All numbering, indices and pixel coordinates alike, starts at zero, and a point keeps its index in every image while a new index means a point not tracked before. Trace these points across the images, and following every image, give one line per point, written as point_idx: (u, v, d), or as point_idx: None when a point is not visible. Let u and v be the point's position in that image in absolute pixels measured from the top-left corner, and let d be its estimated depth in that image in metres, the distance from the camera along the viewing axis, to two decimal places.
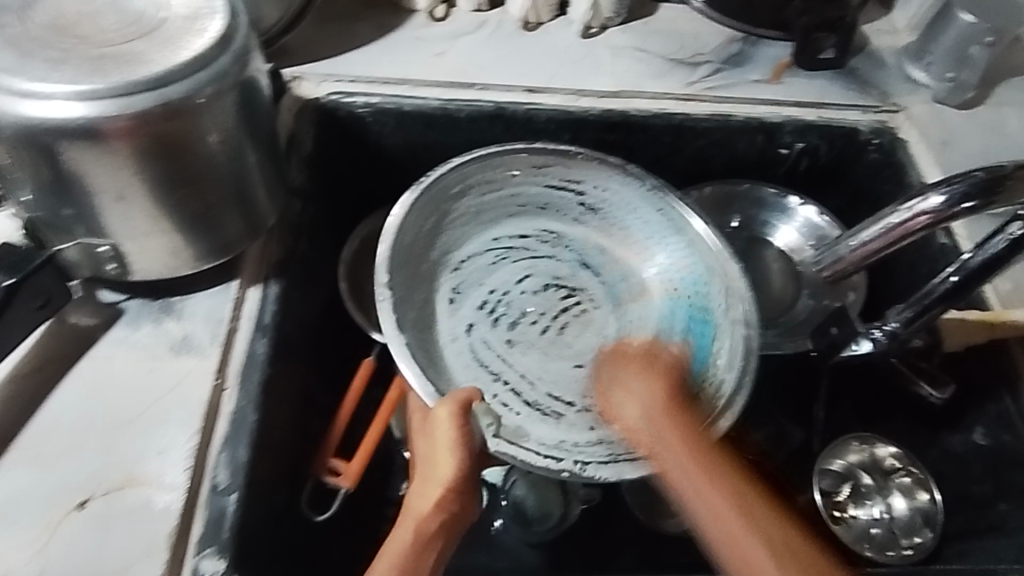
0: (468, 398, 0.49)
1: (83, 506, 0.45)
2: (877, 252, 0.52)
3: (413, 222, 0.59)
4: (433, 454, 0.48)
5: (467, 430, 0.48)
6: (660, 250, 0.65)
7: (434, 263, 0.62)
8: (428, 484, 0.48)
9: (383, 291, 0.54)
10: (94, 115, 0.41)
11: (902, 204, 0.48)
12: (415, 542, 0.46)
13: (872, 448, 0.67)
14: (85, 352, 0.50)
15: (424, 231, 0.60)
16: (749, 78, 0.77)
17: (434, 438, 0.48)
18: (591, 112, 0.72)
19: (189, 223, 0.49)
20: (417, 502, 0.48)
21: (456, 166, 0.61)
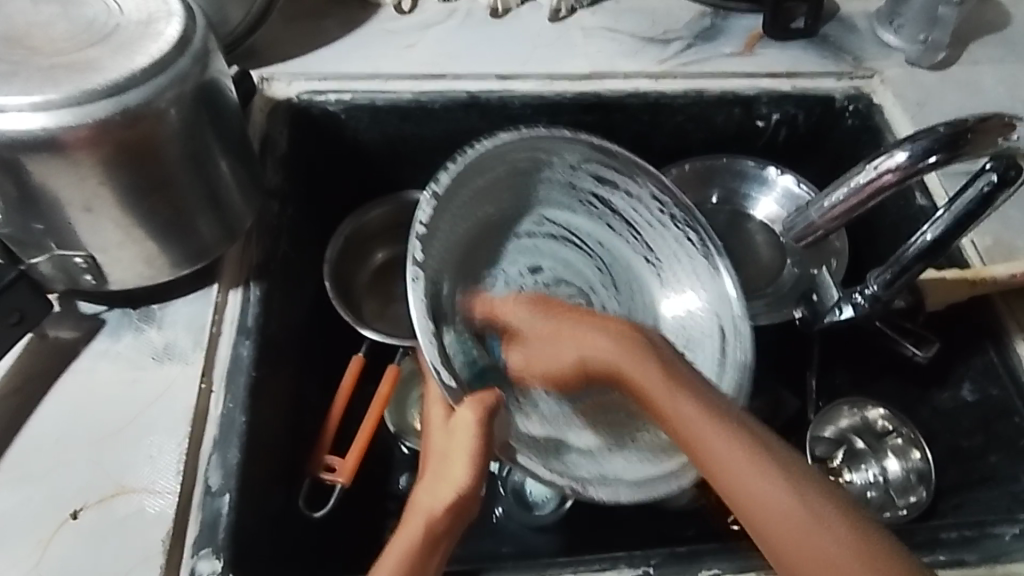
0: (491, 402, 0.49)
1: (75, 517, 0.45)
2: (845, 214, 0.50)
3: (450, 199, 0.54)
4: (453, 450, 0.48)
5: (486, 432, 0.48)
6: (685, 269, 0.63)
7: (472, 234, 0.58)
8: (442, 483, 0.48)
9: (415, 271, 0.50)
10: (54, 125, 0.41)
11: (869, 164, 0.48)
12: (426, 539, 0.46)
13: (863, 412, 0.68)
14: (68, 366, 0.50)
15: (464, 204, 0.56)
16: (722, 52, 0.76)
17: (454, 434, 0.48)
18: (565, 95, 0.71)
19: (162, 229, 0.49)
20: (432, 499, 0.48)
21: (523, 140, 0.57)
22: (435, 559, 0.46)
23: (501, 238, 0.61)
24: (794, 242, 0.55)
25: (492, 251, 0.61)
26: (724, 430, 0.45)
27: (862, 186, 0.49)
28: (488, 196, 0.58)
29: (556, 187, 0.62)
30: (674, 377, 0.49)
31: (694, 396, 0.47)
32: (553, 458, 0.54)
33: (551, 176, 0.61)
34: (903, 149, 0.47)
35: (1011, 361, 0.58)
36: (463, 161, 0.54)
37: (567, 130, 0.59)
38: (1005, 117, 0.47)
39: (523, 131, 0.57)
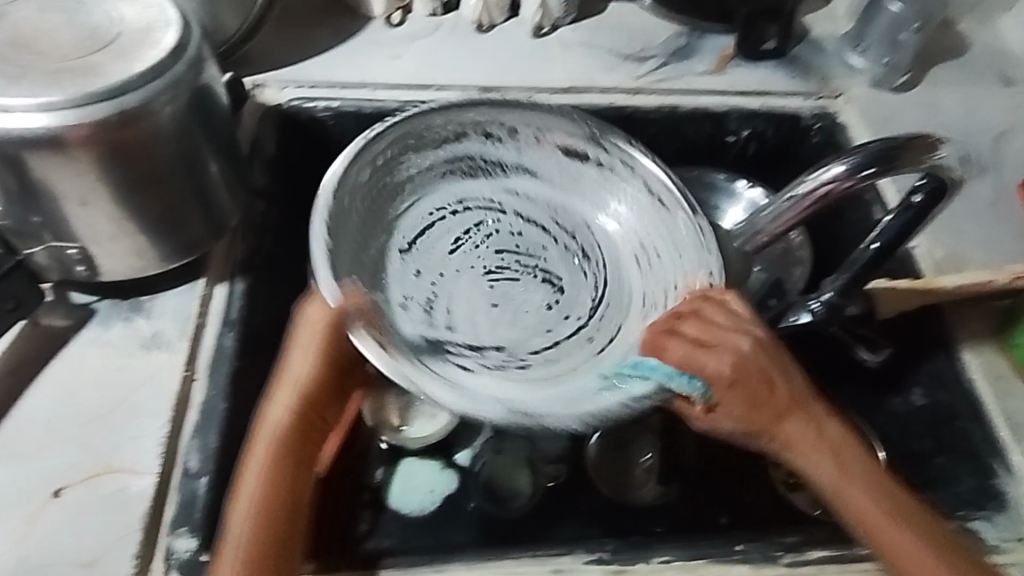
0: (321, 305, 0.50)
1: (60, 494, 0.48)
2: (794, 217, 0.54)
3: (359, 176, 0.59)
4: (297, 358, 0.49)
5: (330, 334, 0.50)
6: (613, 192, 0.65)
7: (394, 213, 0.63)
8: (285, 394, 0.49)
9: (320, 232, 0.53)
10: (55, 124, 0.44)
11: (811, 177, 0.51)
12: (277, 471, 0.47)
13: None
14: (59, 352, 0.53)
15: (371, 184, 0.60)
16: (696, 69, 0.80)
17: (302, 342, 0.49)
18: (544, 107, 0.75)
19: (153, 223, 0.52)
20: (281, 405, 0.48)
21: (417, 115, 0.61)
22: (292, 484, 0.47)
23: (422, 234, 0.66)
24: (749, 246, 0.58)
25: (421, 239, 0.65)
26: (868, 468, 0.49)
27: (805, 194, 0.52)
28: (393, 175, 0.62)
29: (486, 149, 0.65)
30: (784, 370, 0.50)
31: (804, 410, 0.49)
32: (467, 391, 0.54)
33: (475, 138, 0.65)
34: (841, 163, 0.51)
35: (956, 367, 0.61)
36: (368, 139, 0.59)
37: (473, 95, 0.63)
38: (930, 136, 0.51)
39: (433, 104, 0.61)
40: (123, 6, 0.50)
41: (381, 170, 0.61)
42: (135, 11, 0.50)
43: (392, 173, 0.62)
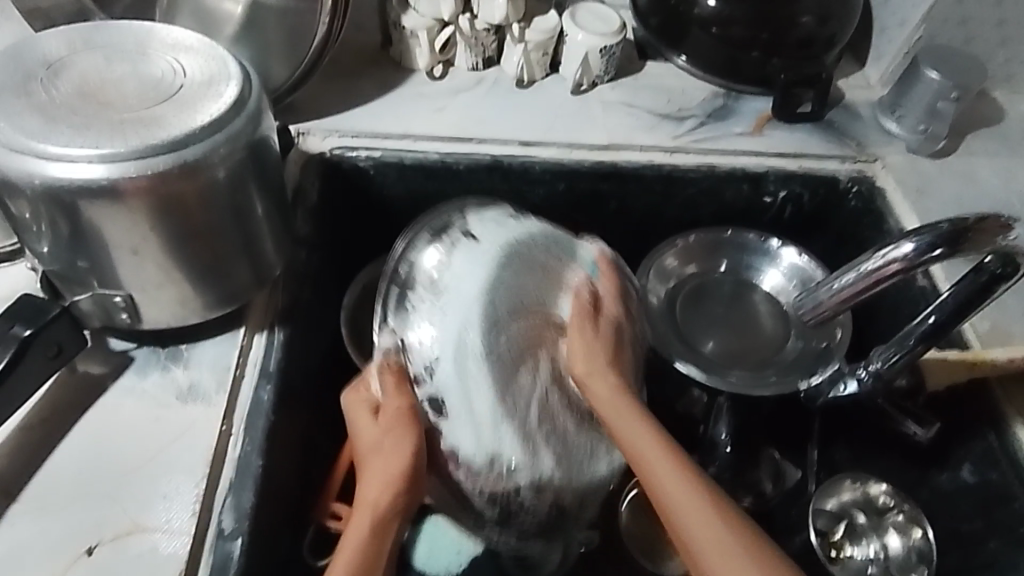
0: (404, 409, 0.53)
1: (90, 554, 0.45)
2: (854, 295, 0.56)
3: (443, 267, 0.58)
4: (388, 444, 0.51)
5: (418, 446, 0.52)
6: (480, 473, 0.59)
7: (451, 292, 0.56)
8: (383, 478, 0.50)
9: (435, 258, 0.59)
10: (115, 175, 0.44)
11: (878, 252, 0.52)
12: (370, 541, 0.48)
13: (865, 486, 0.70)
14: (94, 400, 0.52)
15: (452, 273, 0.57)
16: (733, 131, 0.81)
17: (378, 442, 0.52)
18: (583, 163, 0.76)
19: (200, 273, 0.51)
20: (363, 525, 0.48)
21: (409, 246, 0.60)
22: (382, 557, 0.48)
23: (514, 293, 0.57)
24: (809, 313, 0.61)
25: (516, 257, 0.59)
26: (688, 475, 0.50)
27: (868, 272, 0.54)
28: (441, 275, 0.58)
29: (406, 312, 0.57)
30: (643, 416, 0.54)
31: (648, 424, 0.53)
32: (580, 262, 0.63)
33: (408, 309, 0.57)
34: (908, 242, 0.51)
35: (1009, 444, 0.59)
36: (427, 252, 0.59)
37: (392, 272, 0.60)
38: (1003, 218, 0.49)
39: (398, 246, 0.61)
40: (187, 59, 0.51)
41: (445, 273, 0.58)
42: (198, 64, 0.50)
43: (441, 275, 0.58)
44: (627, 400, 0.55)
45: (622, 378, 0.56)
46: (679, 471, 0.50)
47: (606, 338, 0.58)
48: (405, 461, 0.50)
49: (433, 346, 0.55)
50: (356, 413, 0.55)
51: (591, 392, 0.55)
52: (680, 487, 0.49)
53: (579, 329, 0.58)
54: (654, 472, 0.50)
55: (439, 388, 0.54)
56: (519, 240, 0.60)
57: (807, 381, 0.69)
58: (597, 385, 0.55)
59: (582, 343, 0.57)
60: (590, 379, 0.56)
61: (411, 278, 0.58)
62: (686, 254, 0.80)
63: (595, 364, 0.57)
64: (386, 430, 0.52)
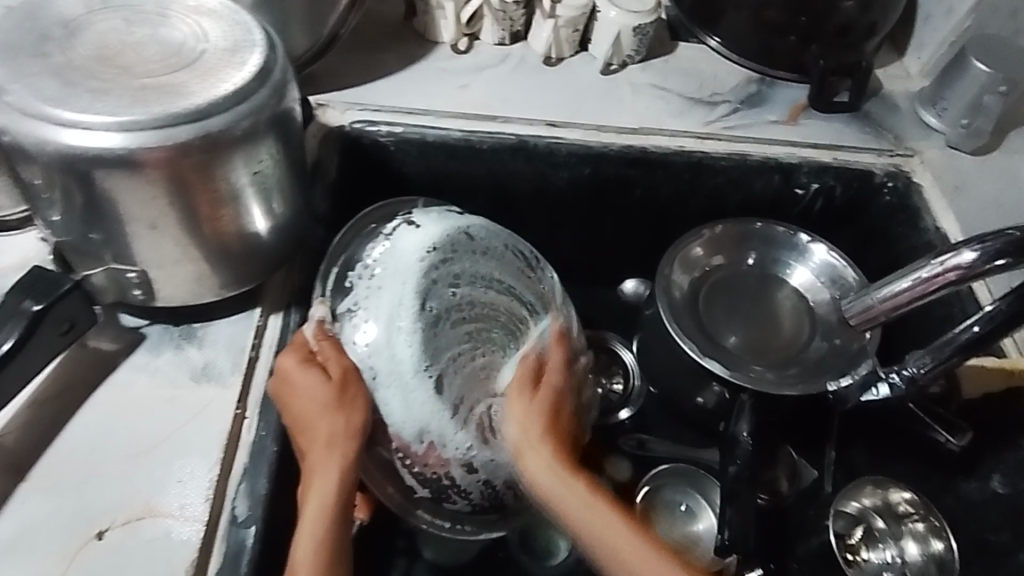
0: (349, 375, 0.49)
1: (101, 537, 0.44)
2: (905, 302, 0.53)
3: (387, 250, 0.55)
4: (329, 415, 0.48)
5: (361, 419, 0.49)
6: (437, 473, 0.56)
7: (395, 276, 0.53)
8: (326, 453, 0.48)
9: (381, 242, 0.56)
10: (133, 145, 0.42)
11: (937, 257, 0.50)
12: (326, 522, 0.46)
13: (885, 492, 0.68)
14: (105, 377, 0.50)
15: (393, 255, 0.55)
16: (767, 119, 0.78)
17: (322, 408, 0.48)
18: (610, 147, 0.73)
19: (217, 250, 0.49)
20: (326, 492, 0.47)
21: (349, 233, 0.57)
22: (339, 533, 0.47)
23: (462, 279, 0.55)
24: (850, 320, 0.58)
25: (459, 242, 0.57)
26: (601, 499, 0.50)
27: (924, 279, 0.51)
28: (383, 258, 0.55)
29: (347, 298, 0.53)
30: (574, 465, 0.51)
31: (558, 456, 0.51)
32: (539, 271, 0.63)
33: (351, 294, 0.53)
34: (971, 249, 0.49)
35: None
36: (377, 238, 0.56)
37: (327, 257, 0.56)
38: None
39: (345, 227, 0.58)
40: (208, 23, 0.48)
41: (390, 256, 0.55)
42: (220, 28, 0.48)
43: (385, 256, 0.55)
44: (558, 451, 0.51)
45: (558, 429, 0.53)
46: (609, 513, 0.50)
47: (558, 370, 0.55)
48: (358, 429, 0.48)
49: (368, 327, 0.52)
50: (289, 373, 0.49)
51: (511, 435, 0.53)
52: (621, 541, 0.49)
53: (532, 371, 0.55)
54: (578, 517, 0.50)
55: (373, 363, 0.51)
56: (461, 224, 0.58)
57: (833, 382, 0.66)
58: (517, 428, 0.53)
59: (526, 410, 0.53)
60: (526, 451, 0.52)
61: (356, 261, 0.55)
62: (713, 244, 0.78)
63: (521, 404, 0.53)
64: (337, 398, 0.48)
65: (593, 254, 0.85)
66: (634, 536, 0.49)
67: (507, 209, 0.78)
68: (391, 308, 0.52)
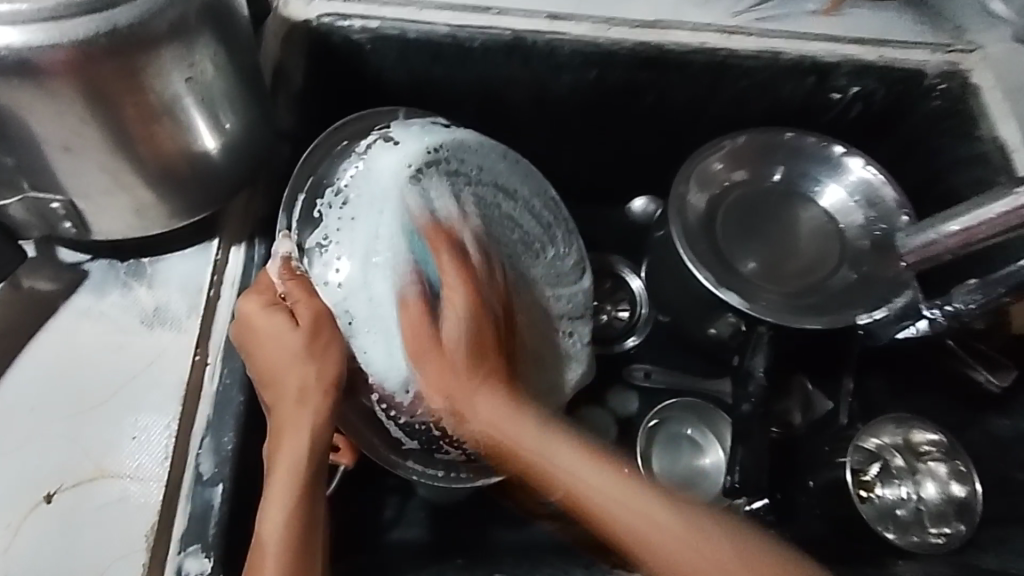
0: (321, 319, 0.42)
1: (50, 501, 0.40)
2: (980, 236, 0.48)
3: (362, 172, 0.47)
4: (296, 365, 0.41)
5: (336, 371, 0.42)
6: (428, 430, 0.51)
7: (370, 203, 0.46)
8: (296, 410, 0.41)
9: (355, 164, 0.48)
10: (27, 46, 0.33)
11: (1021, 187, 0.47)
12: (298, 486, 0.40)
13: (908, 431, 0.64)
14: (44, 323, 0.45)
15: (369, 178, 0.47)
16: (804, 9, 0.67)
17: (288, 358, 0.41)
18: (622, 44, 0.63)
19: (156, 174, 0.42)
20: (297, 452, 0.40)
21: (320, 156, 0.49)
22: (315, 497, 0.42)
23: (449, 203, 0.47)
24: (907, 258, 0.52)
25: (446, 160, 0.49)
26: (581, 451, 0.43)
27: (1003, 210, 0.47)
28: (356, 182, 0.47)
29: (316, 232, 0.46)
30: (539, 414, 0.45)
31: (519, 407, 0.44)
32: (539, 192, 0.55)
33: (320, 227, 0.46)
34: None
35: None
36: (350, 159, 0.49)
37: (295, 184, 0.49)
38: None
39: (314, 144, 0.50)
40: None
41: (364, 179, 0.47)
42: None
43: (359, 180, 0.47)
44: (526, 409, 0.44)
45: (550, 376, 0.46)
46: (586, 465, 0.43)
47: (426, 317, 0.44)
48: (332, 382, 0.42)
49: (340, 265, 0.45)
50: (251, 317, 0.42)
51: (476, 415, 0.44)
52: (593, 483, 0.42)
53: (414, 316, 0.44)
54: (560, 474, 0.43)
55: (349, 306, 0.45)
56: (451, 139, 0.50)
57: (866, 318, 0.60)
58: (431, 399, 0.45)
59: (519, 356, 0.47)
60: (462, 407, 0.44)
61: (325, 187, 0.47)
62: (734, 156, 0.69)
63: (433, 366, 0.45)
64: (307, 347, 0.41)
65: (598, 172, 0.76)
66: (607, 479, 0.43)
67: (503, 119, 0.69)
68: (366, 241, 0.45)
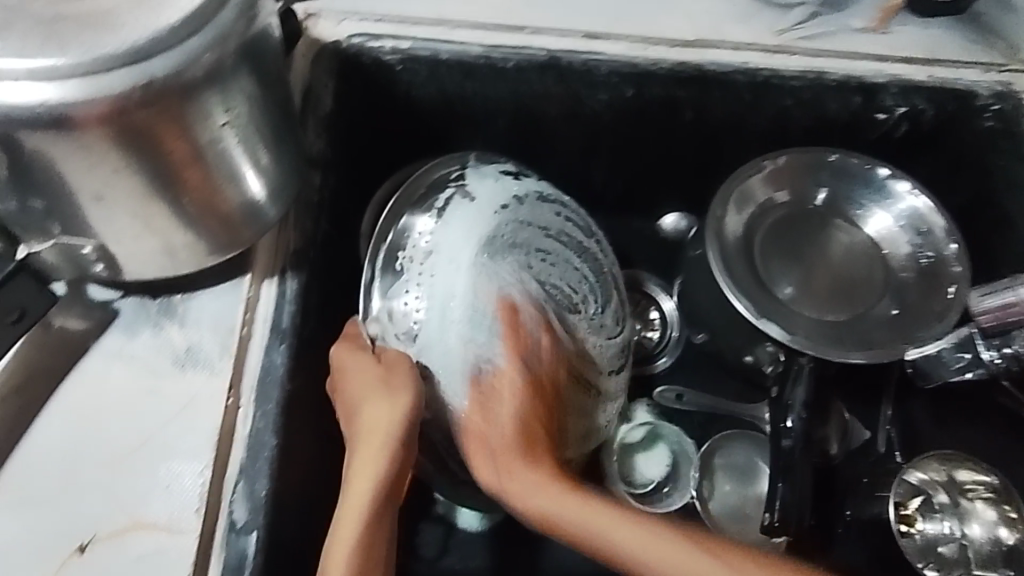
0: (406, 362, 0.45)
1: (84, 553, 0.39)
2: None
3: (439, 228, 0.50)
4: (371, 399, 0.44)
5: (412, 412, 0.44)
6: None
7: (444, 264, 0.48)
8: (371, 447, 0.43)
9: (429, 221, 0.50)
10: (61, 101, 0.32)
11: None
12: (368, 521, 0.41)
13: (954, 469, 0.61)
14: (76, 364, 0.44)
15: (446, 234, 0.49)
16: (849, 26, 0.64)
17: (371, 394, 0.44)
18: (659, 65, 0.61)
19: (189, 217, 0.40)
20: (364, 485, 0.42)
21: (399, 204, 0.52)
22: (384, 528, 0.42)
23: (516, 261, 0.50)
24: (981, 317, 0.56)
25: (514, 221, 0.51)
26: (540, 461, 0.44)
27: None
28: (436, 239, 0.49)
29: (395, 285, 0.49)
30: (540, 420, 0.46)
31: (516, 429, 0.44)
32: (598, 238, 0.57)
33: (400, 282, 0.49)
34: None
35: None
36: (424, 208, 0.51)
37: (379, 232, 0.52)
38: None
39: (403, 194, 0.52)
40: None
41: (441, 234, 0.49)
42: None
43: (439, 236, 0.49)
44: (533, 434, 0.45)
45: (524, 423, 0.45)
46: (556, 484, 0.42)
47: (500, 422, 0.45)
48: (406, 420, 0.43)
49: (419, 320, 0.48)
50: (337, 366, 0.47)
51: (486, 478, 0.44)
52: (615, 526, 0.41)
53: (480, 400, 0.46)
54: (519, 488, 0.42)
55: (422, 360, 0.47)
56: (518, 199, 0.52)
57: (918, 352, 0.60)
58: (509, 408, 0.45)
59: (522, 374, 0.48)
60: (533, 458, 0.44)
61: (403, 241, 0.50)
62: (775, 178, 0.67)
63: (482, 405, 0.46)
64: (383, 383, 0.45)
65: (631, 190, 0.74)
66: (606, 510, 0.42)
67: (534, 138, 0.67)
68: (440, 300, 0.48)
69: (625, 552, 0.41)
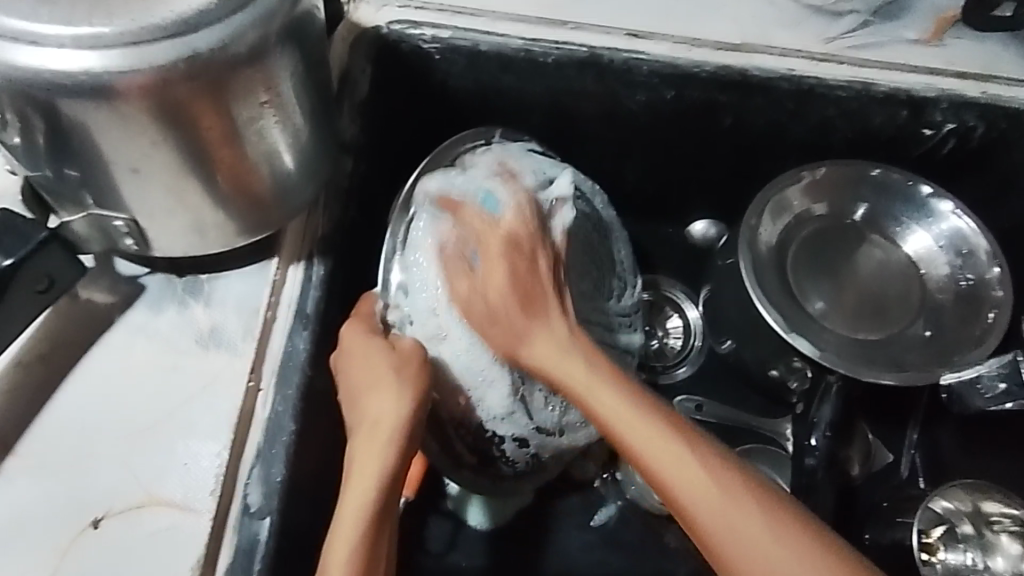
0: (417, 356, 0.45)
1: (97, 526, 0.39)
2: None
3: (459, 204, 0.50)
4: (376, 390, 0.43)
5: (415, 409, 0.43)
6: None
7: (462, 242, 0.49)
8: (376, 441, 0.41)
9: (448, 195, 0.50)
10: (103, 70, 0.32)
11: None
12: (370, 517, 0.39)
13: (979, 500, 0.59)
14: (99, 337, 0.44)
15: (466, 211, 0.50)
16: (902, 37, 0.62)
17: (378, 378, 0.43)
18: (702, 67, 0.59)
19: (221, 195, 0.40)
20: (368, 478, 0.40)
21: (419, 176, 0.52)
22: (387, 528, 0.40)
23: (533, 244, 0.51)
24: None
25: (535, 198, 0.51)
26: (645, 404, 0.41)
27: None
28: (454, 214, 0.50)
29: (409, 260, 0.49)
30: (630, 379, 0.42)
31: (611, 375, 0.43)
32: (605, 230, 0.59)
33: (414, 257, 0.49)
34: None
35: None
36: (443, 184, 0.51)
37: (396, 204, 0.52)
38: None
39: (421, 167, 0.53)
40: None
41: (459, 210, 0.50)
42: None
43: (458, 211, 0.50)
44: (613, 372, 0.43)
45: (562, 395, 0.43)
46: (656, 420, 0.40)
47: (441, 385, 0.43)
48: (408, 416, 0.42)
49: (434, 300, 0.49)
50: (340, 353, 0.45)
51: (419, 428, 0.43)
52: (676, 464, 0.39)
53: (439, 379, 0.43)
54: (672, 469, 0.39)
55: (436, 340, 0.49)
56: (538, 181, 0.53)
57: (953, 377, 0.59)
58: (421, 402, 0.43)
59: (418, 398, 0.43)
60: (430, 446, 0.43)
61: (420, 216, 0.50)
62: (812, 190, 0.65)
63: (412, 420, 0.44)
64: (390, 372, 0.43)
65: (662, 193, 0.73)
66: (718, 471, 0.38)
67: (568, 135, 0.65)
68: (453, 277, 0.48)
69: (660, 462, 0.39)
